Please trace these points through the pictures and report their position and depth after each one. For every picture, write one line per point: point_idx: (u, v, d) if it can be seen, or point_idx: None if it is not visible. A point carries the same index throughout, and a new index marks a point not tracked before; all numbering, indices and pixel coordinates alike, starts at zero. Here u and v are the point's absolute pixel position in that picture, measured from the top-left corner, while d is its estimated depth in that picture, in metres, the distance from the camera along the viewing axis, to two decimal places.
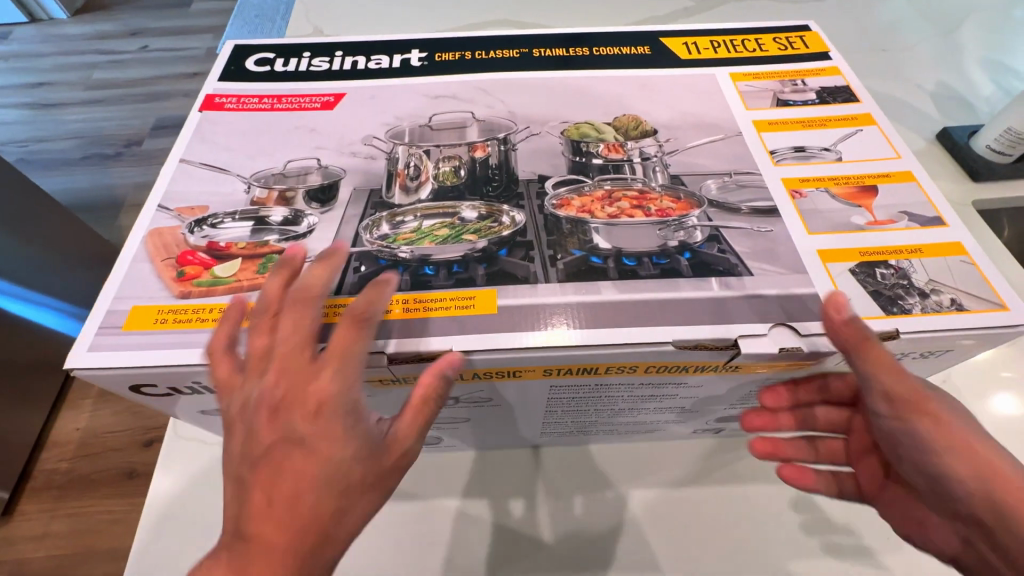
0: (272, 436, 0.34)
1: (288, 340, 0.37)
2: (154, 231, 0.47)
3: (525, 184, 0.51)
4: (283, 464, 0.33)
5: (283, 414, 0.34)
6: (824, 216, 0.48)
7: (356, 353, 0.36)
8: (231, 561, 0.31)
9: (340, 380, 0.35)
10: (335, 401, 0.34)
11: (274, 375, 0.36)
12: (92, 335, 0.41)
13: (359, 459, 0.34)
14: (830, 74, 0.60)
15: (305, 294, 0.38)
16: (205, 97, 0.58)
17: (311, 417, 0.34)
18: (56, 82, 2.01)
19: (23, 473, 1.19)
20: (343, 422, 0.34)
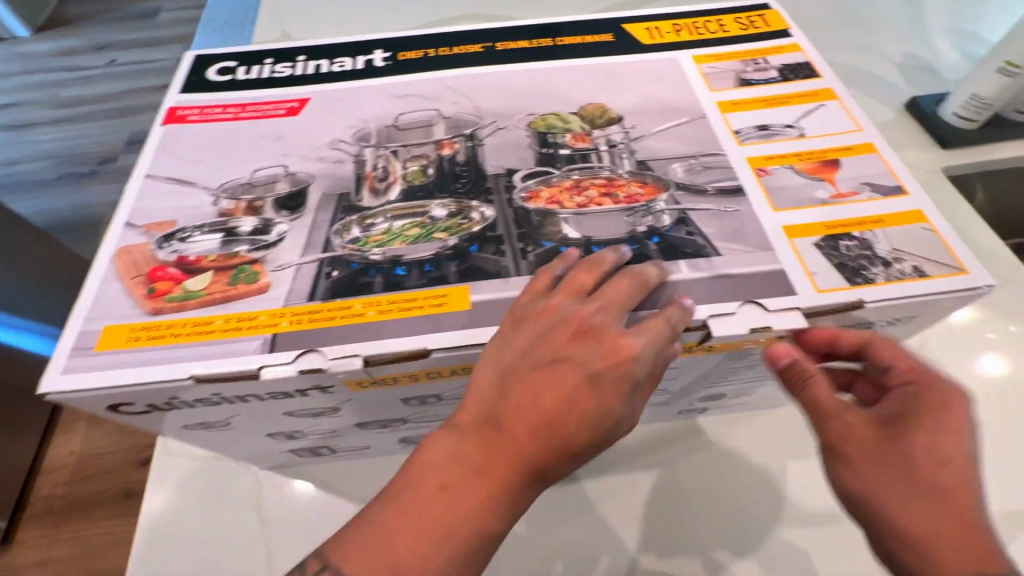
0: (566, 365, 0.37)
1: (620, 294, 0.40)
2: (122, 249, 0.47)
3: (494, 177, 0.51)
4: (562, 392, 0.36)
5: (586, 354, 0.37)
6: (788, 192, 0.49)
7: (668, 328, 0.38)
8: (484, 438, 0.36)
9: (650, 348, 0.37)
10: (639, 365, 0.37)
11: (609, 325, 0.39)
12: (64, 358, 0.41)
13: (590, 420, 0.36)
14: (791, 52, 0.61)
15: (593, 268, 0.42)
16: (167, 110, 0.58)
17: (613, 364, 0.37)
18: (23, 102, 1.97)
19: (20, 500, 1.18)
20: (622, 387, 0.37)
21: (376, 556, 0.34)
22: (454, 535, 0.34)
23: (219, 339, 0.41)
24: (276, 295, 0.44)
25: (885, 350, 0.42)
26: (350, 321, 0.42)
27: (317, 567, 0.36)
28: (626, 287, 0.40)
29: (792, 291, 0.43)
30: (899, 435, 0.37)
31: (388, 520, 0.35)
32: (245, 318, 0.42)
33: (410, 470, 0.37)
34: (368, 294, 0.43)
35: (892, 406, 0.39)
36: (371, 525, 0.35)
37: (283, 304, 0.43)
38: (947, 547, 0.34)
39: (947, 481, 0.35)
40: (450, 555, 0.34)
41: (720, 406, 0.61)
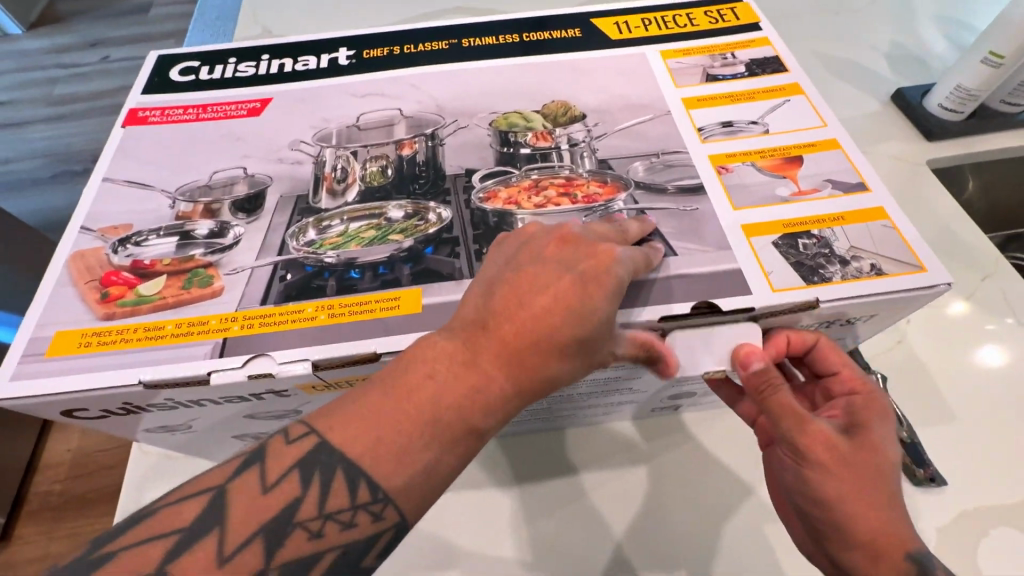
0: (551, 269, 0.37)
1: (605, 227, 0.42)
2: (77, 254, 0.46)
3: (452, 178, 0.51)
4: (547, 293, 0.36)
5: (572, 259, 0.38)
6: (749, 190, 0.48)
7: (644, 254, 0.41)
8: (471, 337, 0.36)
9: (627, 263, 0.39)
10: (621, 269, 0.38)
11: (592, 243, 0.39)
12: (13, 364, 0.40)
13: (576, 317, 0.36)
14: (759, 46, 0.60)
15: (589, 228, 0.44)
16: (127, 112, 0.57)
17: (595, 267, 0.37)
18: (16, 100, 1.96)
19: (18, 497, 1.19)
20: (605, 287, 0.37)
21: (362, 430, 0.35)
22: (436, 425, 0.35)
23: (170, 344, 0.41)
24: (228, 299, 0.43)
25: (829, 353, 0.46)
26: (301, 325, 0.42)
27: (300, 432, 0.36)
28: (611, 228, 0.43)
29: (747, 291, 0.42)
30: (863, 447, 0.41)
31: (375, 403, 0.36)
32: (197, 323, 0.42)
33: (400, 361, 0.37)
34: (320, 298, 0.43)
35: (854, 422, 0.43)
36: (358, 402, 0.36)
37: (236, 308, 0.43)
38: (887, 540, 0.40)
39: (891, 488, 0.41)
40: (431, 437, 0.35)
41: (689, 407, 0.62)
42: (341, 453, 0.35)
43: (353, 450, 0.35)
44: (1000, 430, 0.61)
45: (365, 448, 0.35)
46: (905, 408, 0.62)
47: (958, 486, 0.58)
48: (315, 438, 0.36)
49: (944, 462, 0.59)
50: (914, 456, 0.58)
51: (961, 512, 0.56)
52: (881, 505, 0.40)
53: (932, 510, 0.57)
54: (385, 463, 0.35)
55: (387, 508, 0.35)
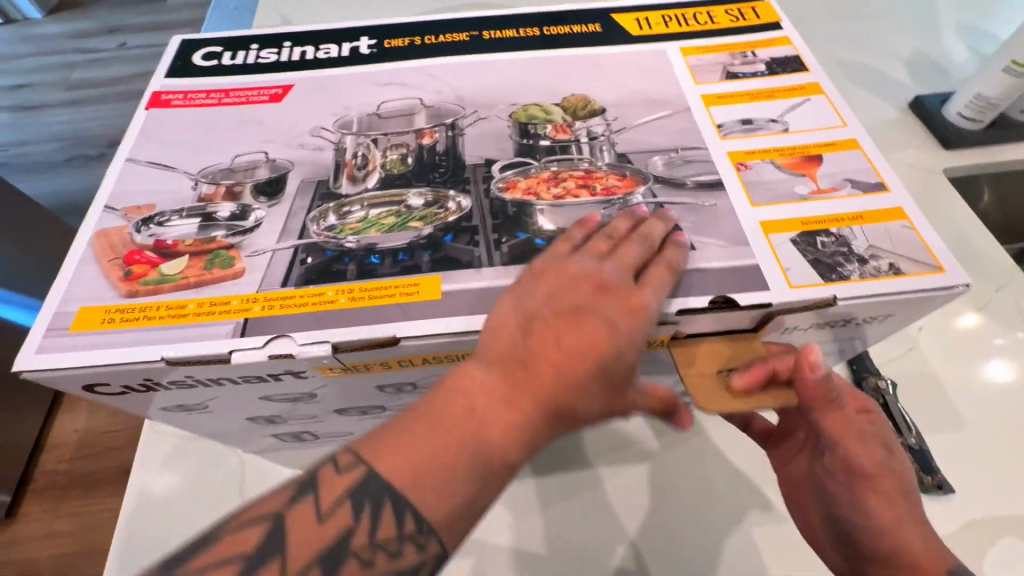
0: (588, 312, 0.37)
1: (634, 248, 0.41)
2: (101, 232, 0.47)
3: (472, 168, 0.51)
4: (585, 333, 0.36)
5: (607, 298, 0.38)
6: (768, 188, 0.48)
7: (671, 271, 0.41)
8: (510, 373, 0.36)
9: (657, 295, 0.39)
10: (651, 310, 0.38)
11: (627, 283, 0.39)
12: (39, 337, 0.41)
13: (612, 364, 0.36)
14: (780, 45, 0.60)
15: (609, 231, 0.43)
16: (151, 94, 0.58)
17: (629, 309, 0.37)
18: (31, 84, 1.98)
19: (24, 475, 1.20)
20: (637, 330, 0.37)
21: (404, 462, 0.34)
22: (475, 462, 0.34)
23: (191, 323, 0.42)
24: (249, 281, 0.44)
25: (830, 380, 0.48)
26: (321, 308, 0.42)
27: (349, 460, 0.35)
28: (642, 246, 0.42)
29: (765, 286, 0.42)
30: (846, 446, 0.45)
31: (415, 436, 0.35)
32: (218, 303, 0.43)
33: (437, 396, 0.36)
34: (341, 281, 0.43)
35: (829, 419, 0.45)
36: (397, 435, 0.35)
37: (257, 290, 0.43)
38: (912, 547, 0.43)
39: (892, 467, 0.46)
40: (471, 472, 0.34)
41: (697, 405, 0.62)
42: (384, 479, 0.34)
43: (398, 480, 0.34)
44: (1009, 440, 0.61)
45: (408, 477, 0.34)
46: (914, 413, 0.62)
47: (966, 493, 0.58)
48: (363, 469, 0.34)
49: (952, 469, 0.59)
50: (922, 465, 0.58)
51: (968, 520, 0.56)
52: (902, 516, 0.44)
53: (939, 515, 0.57)
54: (428, 494, 0.33)
55: (430, 538, 0.33)
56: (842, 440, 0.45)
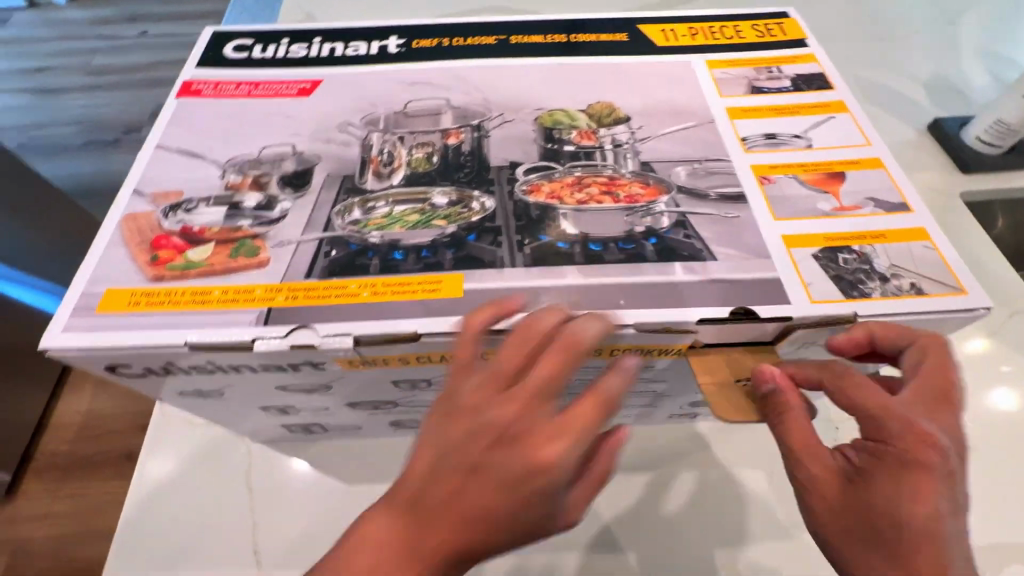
0: (484, 470, 0.32)
1: (545, 378, 0.34)
2: (129, 216, 0.48)
3: (496, 170, 0.51)
4: (489, 497, 0.31)
5: (508, 455, 0.32)
6: (790, 202, 0.48)
7: (601, 407, 0.33)
8: (408, 533, 0.32)
9: (574, 452, 0.32)
10: (557, 477, 0.31)
11: (528, 424, 0.33)
12: (66, 317, 0.42)
13: (514, 527, 0.32)
14: (806, 62, 0.60)
15: (538, 336, 0.37)
16: (183, 83, 0.59)
17: (529, 472, 0.31)
18: (53, 68, 2.00)
19: (25, 455, 1.21)
20: (546, 495, 0.32)
21: None
22: None
23: (216, 310, 0.42)
24: (274, 271, 0.44)
25: (847, 387, 0.38)
26: (344, 300, 0.42)
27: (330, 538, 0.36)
28: (560, 373, 0.34)
29: (786, 300, 0.42)
30: (854, 537, 0.35)
31: None
32: (243, 291, 0.43)
33: (345, 544, 0.33)
34: (364, 275, 0.44)
35: (828, 492, 0.36)
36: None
37: (281, 280, 0.44)
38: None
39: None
40: None
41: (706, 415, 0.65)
42: None
43: None
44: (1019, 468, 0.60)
45: None
46: None
47: (975, 519, 0.58)
48: None
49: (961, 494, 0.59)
50: None
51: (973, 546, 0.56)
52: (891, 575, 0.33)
53: None
54: None
55: None
56: (855, 530, 0.35)
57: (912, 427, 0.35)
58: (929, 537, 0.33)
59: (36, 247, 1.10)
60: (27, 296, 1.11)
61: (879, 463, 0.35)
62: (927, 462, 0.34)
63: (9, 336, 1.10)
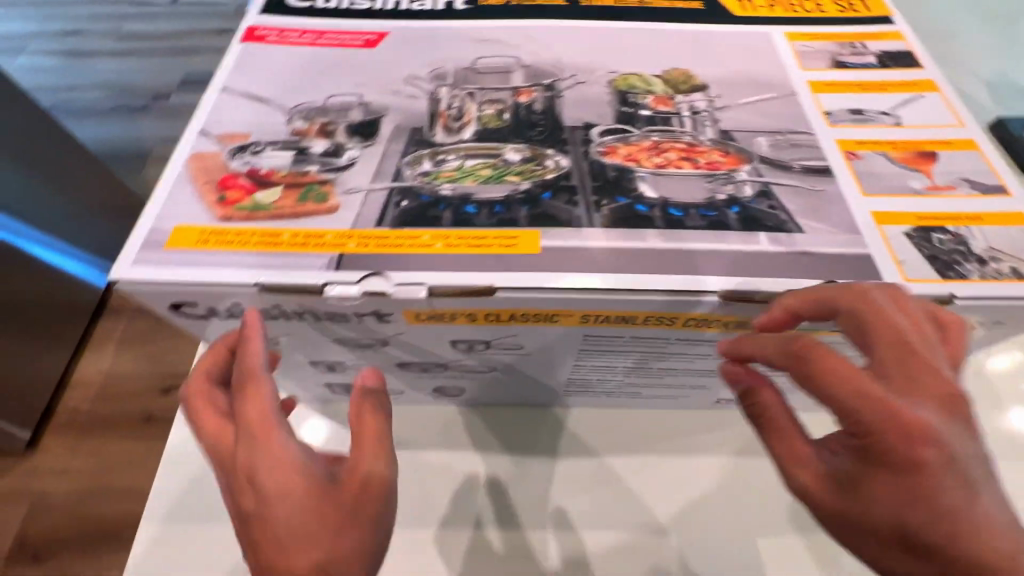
0: (252, 514, 0.30)
1: (209, 417, 0.34)
2: (196, 156, 0.47)
3: (570, 130, 0.49)
4: (288, 510, 0.29)
5: (231, 503, 0.31)
6: (880, 179, 0.46)
7: (242, 400, 0.32)
8: None
9: (251, 443, 0.31)
10: (261, 458, 0.30)
11: (240, 442, 0.31)
12: (135, 251, 0.41)
13: (334, 508, 0.30)
14: (891, 39, 0.58)
15: (201, 383, 0.36)
16: (246, 29, 0.57)
17: (245, 487, 0.30)
18: (86, 32, 2.00)
19: (47, 410, 1.17)
20: (257, 496, 0.30)
21: None
22: None
23: (286, 253, 0.41)
24: (344, 217, 0.43)
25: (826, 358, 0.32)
26: (417, 251, 0.41)
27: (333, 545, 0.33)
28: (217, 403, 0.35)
29: (878, 276, 0.41)
30: (880, 547, 0.31)
31: None
32: (313, 236, 0.42)
33: None
34: (436, 227, 0.43)
35: (826, 501, 0.32)
36: None
37: (351, 227, 0.43)
38: None
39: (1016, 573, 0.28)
40: None
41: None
42: None
43: None
44: None
45: None
46: None
47: None
48: None
49: None
50: None
51: None
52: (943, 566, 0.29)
53: None
54: None
55: None
56: (875, 540, 0.31)
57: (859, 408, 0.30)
58: (965, 532, 0.29)
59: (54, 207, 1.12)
60: (63, 263, 1.16)
61: (871, 454, 0.30)
62: (926, 450, 0.29)
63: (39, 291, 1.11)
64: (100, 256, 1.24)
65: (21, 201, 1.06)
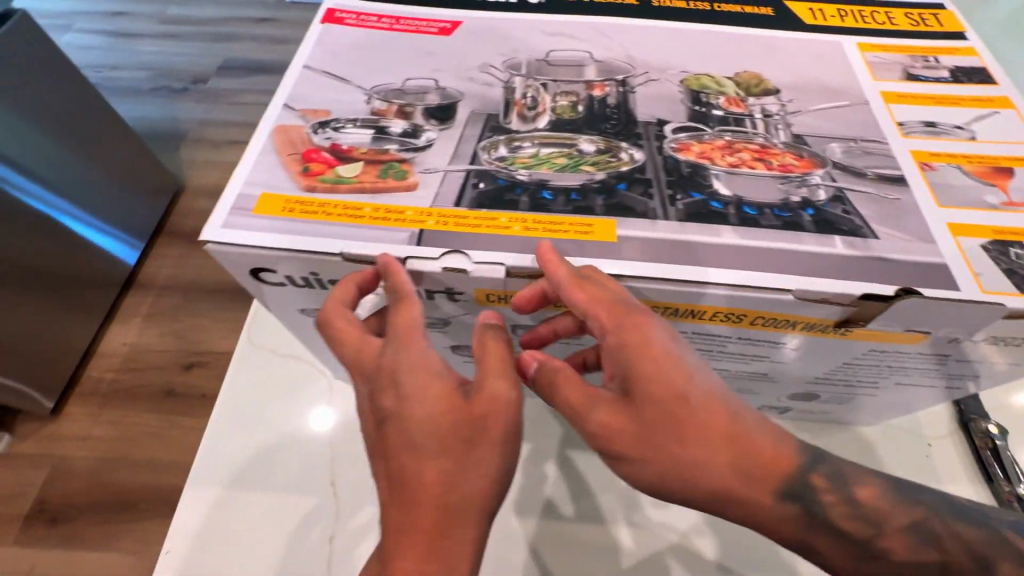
0: (390, 415, 0.34)
1: (354, 334, 0.38)
2: (280, 128, 0.48)
3: (643, 125, 0.50)
4: (420, 409, 0.34)
5: (375, 407, 0.35)
6: (954, 191, 0.46)
7: (396, 321, 0.37)
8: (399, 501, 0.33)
9: (406, 352, 0.36)
10: (405, 367, 0.35)
11: (388, 346, 0.36)
12: (225, 214, 0.42)
13: (463, 417, 0.34)
14: (966, 55, 0.57)
15: (336, 309, 0.39)
16: (326, 10, 0.59)
17: (390, 389, 0.35)
18: (133, 13, 2.04)
19: (72, 379, 1.16)
20: (403, 396, 0.34)
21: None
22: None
23: (368, 226, 0.42)
24: (423, 195, 0.44)
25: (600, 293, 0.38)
26: (496, 232, 0.42)
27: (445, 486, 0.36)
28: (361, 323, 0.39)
29: (954, 286, 0.41)
30: (669, 453, 0.35)
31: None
32: (394, 211, 0.43)
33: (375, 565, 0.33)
34: (514, 210, 0.43)
35: (619, 447, 0.36)
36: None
37: (431, 205, 0.44)
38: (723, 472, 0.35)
39: (741, 421, 0.35)
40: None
41: (797, 407, 0.64)
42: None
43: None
44: None
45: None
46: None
47: None
48: None
49: None
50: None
51: None
52: (713, 441, 0.34)
53: None
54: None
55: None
56: (663, 442, 0.35)
57: (631, 324, 0.37)
58: (704, 419, 0.34)
59: (93, 188, 1.15)
60: (107, 245, 1.20)
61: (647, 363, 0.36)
62: (637, 365, 0.36)
63: (71, 263, 1.12)
64: (129, 235, 1.26)
65: (71, 186, 1.10)
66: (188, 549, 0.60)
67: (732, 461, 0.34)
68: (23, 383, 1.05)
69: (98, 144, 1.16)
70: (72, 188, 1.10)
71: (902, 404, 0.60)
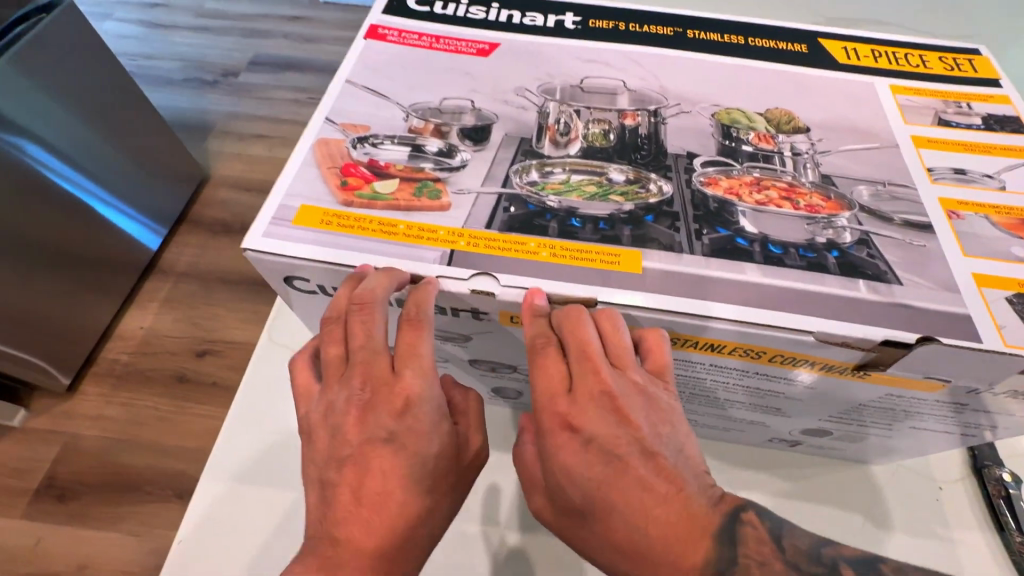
0: (393, 437, 0.39)
1: (374, 346, 0.41)
2: (321, 141, 0.50)
3: (673, 157, 0.51)
4: (421, 447, 0.39)
5: (374, 421, 0.39)
6: (981, 242, 0.46)
7: (418, 355, 0.40)
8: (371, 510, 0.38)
9: (429, 387, 0.40)
10: (422, 406, 0.40)
11: (405, 372, 0.40)
12: (265, 224, 0.44)
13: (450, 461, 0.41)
14: (1000, 103, 0.57)
15: (365, 304, 0.40)
16: (369, 26, 0.61)
17: (398, 413, 0.39)
18: (171, 5, 2.09)
19: (88, 358, 1.19)
20: (414, 430, 0.39)
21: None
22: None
23: (400, 242, 0.44)
24: (456, 216, 0.46)
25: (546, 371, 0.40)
26: (524, 256, 0.43)
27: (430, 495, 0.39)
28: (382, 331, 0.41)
29: (976, 337, 0.41)
30: (579, 533, 0.40)
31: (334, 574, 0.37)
32: (427, 230, 0.44)
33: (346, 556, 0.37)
34: (544, 236, 0.45)
35: (549, 517, 0.43)
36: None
37: (463, 226, 0.45)
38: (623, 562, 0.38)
39: (642, 520, 0.37)
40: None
41: (809, 442, 0.64)
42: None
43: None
44: None
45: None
46: None
47: None
48: None
49: None
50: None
51: None
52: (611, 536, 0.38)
53: None
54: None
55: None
56: (575, 525, 0.40)
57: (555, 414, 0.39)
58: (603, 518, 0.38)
59: (121, 172, 1.18)
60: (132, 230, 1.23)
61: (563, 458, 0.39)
62: (554, 455, 0.39)
63: (96, 245, 1.15)
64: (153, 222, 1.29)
65: (100, 171, 1.13)
66: (192, 530, 0.62)
67: (624, 554, 0.38)
68: (43, 360, 1.08)
69: (129, 130, 1.19)
70: (100, 172, 1.13)
71: (915, 447, 0.60)
